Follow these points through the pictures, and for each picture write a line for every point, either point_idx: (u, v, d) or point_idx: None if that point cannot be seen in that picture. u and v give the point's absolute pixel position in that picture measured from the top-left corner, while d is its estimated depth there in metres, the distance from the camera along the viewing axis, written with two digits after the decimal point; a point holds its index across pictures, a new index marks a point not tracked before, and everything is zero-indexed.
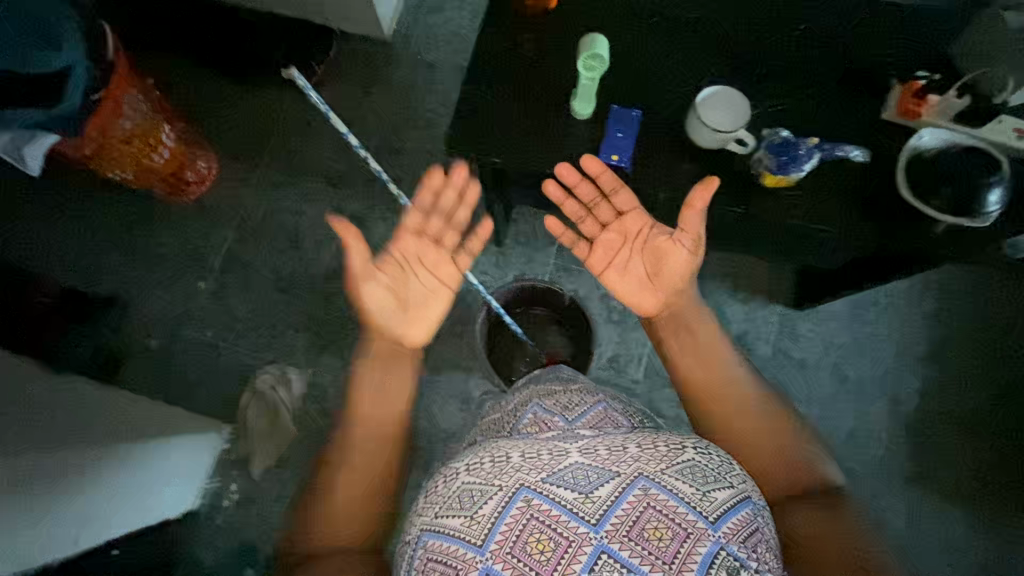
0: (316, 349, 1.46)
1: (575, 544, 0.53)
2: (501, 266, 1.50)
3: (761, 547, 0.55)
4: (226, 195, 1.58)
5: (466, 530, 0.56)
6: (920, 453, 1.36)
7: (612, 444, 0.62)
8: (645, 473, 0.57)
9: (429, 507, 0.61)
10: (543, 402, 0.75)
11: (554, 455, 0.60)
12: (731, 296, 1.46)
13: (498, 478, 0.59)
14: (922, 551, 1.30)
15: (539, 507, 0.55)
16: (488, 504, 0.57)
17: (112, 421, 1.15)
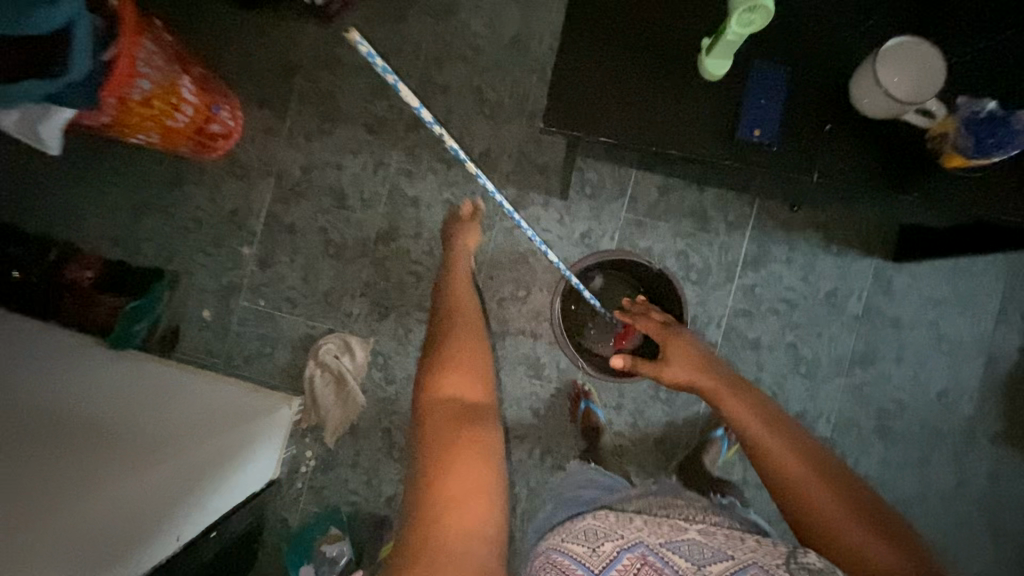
0: (376, 316, 1.40)
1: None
2: (566, 221, 1.37)
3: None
4: (258, 148, 1.43)
5: (587, 559, 0.67)
6: (1014, 411, 1.30)
7: (731, 534, 0.71)
8: (759, 564, 0.66)
9: (557, 533, 0.73)
10: (676, 500, 0.81)
11: (674, 528, 0.71)
12: (822, 249, 1.33)
13: (620, 529, 0.70)
14: (1002, 506, 1.29)
15: (654, 566, 0.66)
16: (608, 543, 0.68)
17: (190, 413, 1.14)
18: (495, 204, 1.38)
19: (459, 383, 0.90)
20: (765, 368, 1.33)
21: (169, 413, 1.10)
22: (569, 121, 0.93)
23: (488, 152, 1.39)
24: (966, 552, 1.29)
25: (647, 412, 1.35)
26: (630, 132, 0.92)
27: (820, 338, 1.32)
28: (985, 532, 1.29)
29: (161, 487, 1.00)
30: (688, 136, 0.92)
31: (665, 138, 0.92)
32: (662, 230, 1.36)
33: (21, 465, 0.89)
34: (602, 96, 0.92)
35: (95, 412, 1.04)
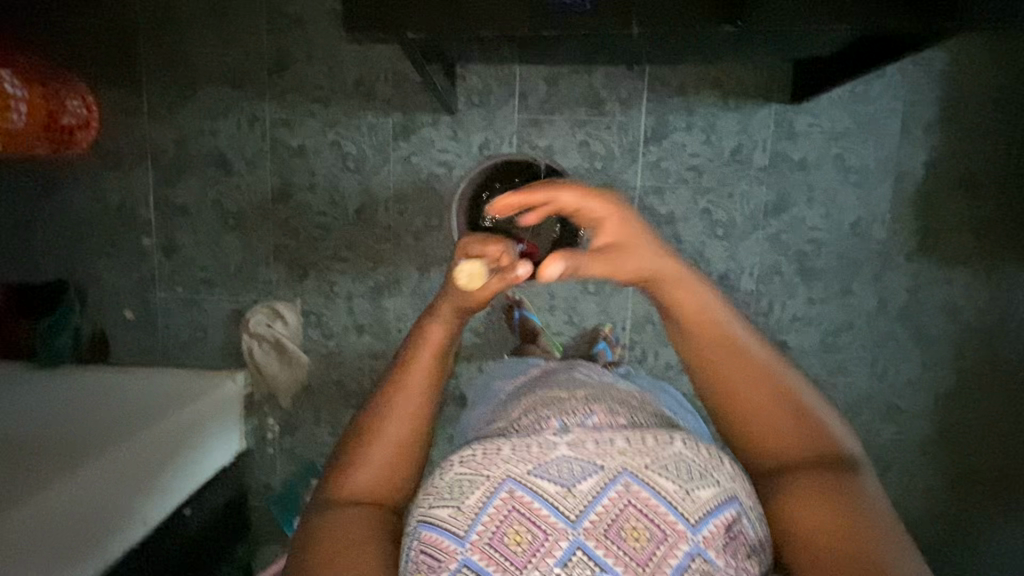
0: (296, 277, 1.38)
1: (553, 538, 0.54)
2: (461, 136, 1.32)
3: (739, 552, 0.56)
4: (122, 133, 1.33)
5: (452, 522, 0.56)
6: (925, 225, 1.33)
7: (600, 437, 0.62)
8: (629, 468, 0.58)
9: (422, 497, 0.60)
10: (549, 406, 0.74)
11: (543, 447, 0.60)
12: (721, 106, 1.29)
13: (486, 467, 0.59)
14: (923, 314, 1.36)
15: (522, 500, 0.56)
16: (474, 494, 0.57)
17: (145, 409, 1.23)
18: (384, 135, 1.32)
19: (416, 417, 0.64)
20: (683, 239, 1.34)
21: (122, 412, 1.21)
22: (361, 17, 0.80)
23: (362, 81, 1.30)
24: (896, 364, 1.37)
25: (581, 306, 1.38)
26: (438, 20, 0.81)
27: (732, 198, 1.33)
28: (910, 341, 1.36)
29: (119, 466, 1.06)
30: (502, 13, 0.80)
31: (478, 18, 0.81)
32: (558, 124, 1.31)
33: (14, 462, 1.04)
34: None
35: (58, 424, 1.15)
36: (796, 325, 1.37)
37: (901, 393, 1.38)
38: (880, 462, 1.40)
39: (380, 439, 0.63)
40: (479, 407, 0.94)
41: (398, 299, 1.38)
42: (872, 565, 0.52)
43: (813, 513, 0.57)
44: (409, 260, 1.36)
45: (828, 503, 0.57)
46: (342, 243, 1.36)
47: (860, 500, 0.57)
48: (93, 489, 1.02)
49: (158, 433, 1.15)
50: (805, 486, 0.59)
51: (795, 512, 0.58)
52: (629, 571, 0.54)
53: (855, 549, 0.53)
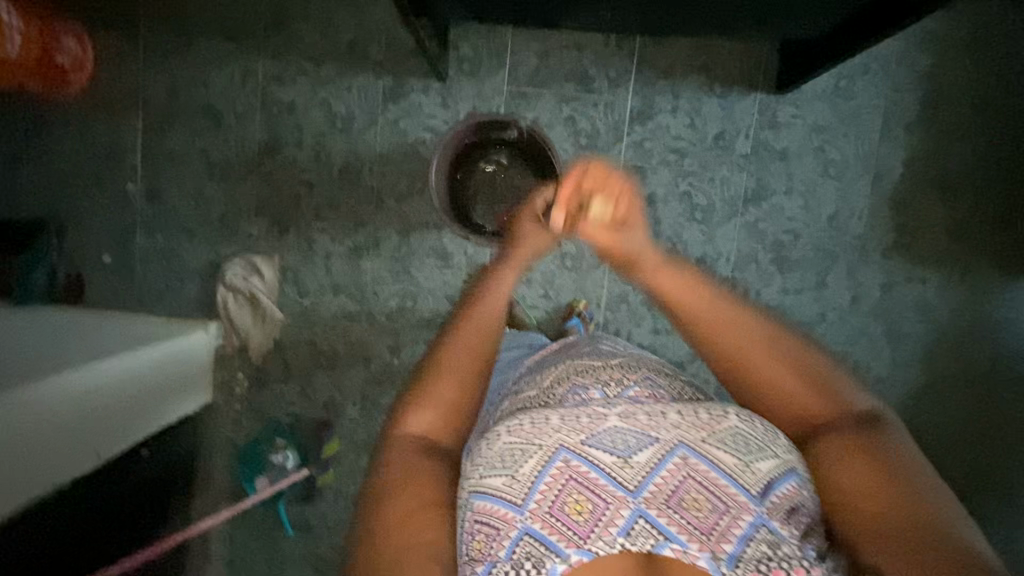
0: (276, 232, 1.38)
1: (613, 507, 0.59)
2: (449, 104, 1.33)
3: (798, 519, 0.60)
4: (116, 77, 1.35)
5: (506, 490, 0.61)
6: (901, 223, 1.34)
7: (649, 412, 0.68)
8: (685, 441, 0.63)
9: (471, 469, 0.64)
10: (580, 376, 0.78)
11: (593, 418, 0.66)
12: (706, 91, 1.32)
13: (538, 438, 0.64)
14: (896, 313, 1.36)
15: (578, 468, 0.61)
16: (529, 463, 0.62)
17: (115, 344, 1.24)
18: (373, 97, 1.33)
19: (479, 335, 0.70)
20: (663, 221, 1.35)
21: (92, 344, 1.22)
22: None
23: (356, 43, 1.32)
24: (867, 361, 1.38)
25: (558, 281, 1.38)
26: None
27: (713, 183, 1.34)
28: (882, 339, 1.37)
29: (85, 387, 1.08)
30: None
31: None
32: (546, 98, 1.33)
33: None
34: None
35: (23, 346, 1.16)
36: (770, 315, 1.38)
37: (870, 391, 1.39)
38: None
39: (435, 397, 0.67)
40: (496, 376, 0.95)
41: (376, 262, 1.38)
42: (916, 517, 0.57)
43: (850, 478, 0.62)
44: (390, 223, 1.37)
45: (865, 465, 0.62)
46: (324, 202, 1.37)
47: (890, 453, 0.62)
48: (59, 399, 1.03)
49: (127, 365, 1.17)
50: (841, 448, 0.64)
51: (838, 476, 0.63)
52: (695, 539, 0.57)
53: (896, 503, 0.59)
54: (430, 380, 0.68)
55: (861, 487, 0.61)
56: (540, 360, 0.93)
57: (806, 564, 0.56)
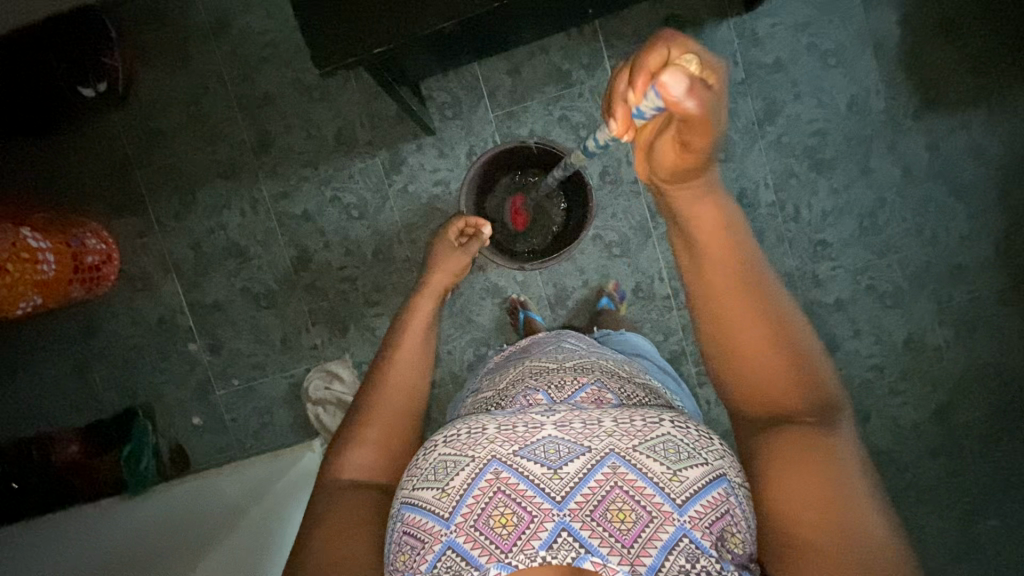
0: (338, 333, 1.41)
1: (537, 519, 0.55)
2: (448, 151, 1.35)
3: (727, 532, 0.55)
4: (142, 254, 1.40)
5: (436, 503, 0.57)
6: (920, 81, 1.30)
7: (587, 417, 0.62)
8: (616, 450, 0.57)
9: (407, 477, 0.61)
10: (535, 377, 0.74)
11: (530, 426, 0.61)
12: (681, 37, 1.31)
13: (471, 448, 0.59)
14: (953, 166, 1.32)
15: (507, 480, 0.57)
16: (459, 475, 0.58)
17: (252, 489, 1.27)
18: (377, 174, 1.36)
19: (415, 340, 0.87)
20: None
21: (231, 498, 1.25)
22: (331, 53, 0.84)
23: (341, 132, 1.35)
24: (943, 224, 1.33)
25: (613, 271, 1.37)
26: (406, 27, 0.83)
27: (722, 119, 1.33)
28: (948, 197, 1.33)
29: (255, 537, 1.10)
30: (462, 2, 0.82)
31: (439, 9, 0.82)
32: (533, 108, 1.34)
33: (157, 553, 1.06)
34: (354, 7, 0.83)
35: (173, 522, 1.18)
36: (830, 220, 1.34)
37: (958, 251, 1.34)
38: (963, 326, 1.35)
39: (373, 415, 0.74)
40: (467, 387, 0.94)
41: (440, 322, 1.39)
42: (856, 542, 0.47)
43: (795, 498, 0.50)
44: None
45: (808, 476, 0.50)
46: (371, 288, 1.39)
47: (840, 457, 0.51)
48: (242, 554, 1.05)
49: (272, 506, 1.19)
50: (786, 442, 0.53)
51: (777, 480, 0.52)
52: (616, 552, 0.54)
53: (839, 524, 0.48)
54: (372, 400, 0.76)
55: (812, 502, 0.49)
56: (503, 362, 0.91)
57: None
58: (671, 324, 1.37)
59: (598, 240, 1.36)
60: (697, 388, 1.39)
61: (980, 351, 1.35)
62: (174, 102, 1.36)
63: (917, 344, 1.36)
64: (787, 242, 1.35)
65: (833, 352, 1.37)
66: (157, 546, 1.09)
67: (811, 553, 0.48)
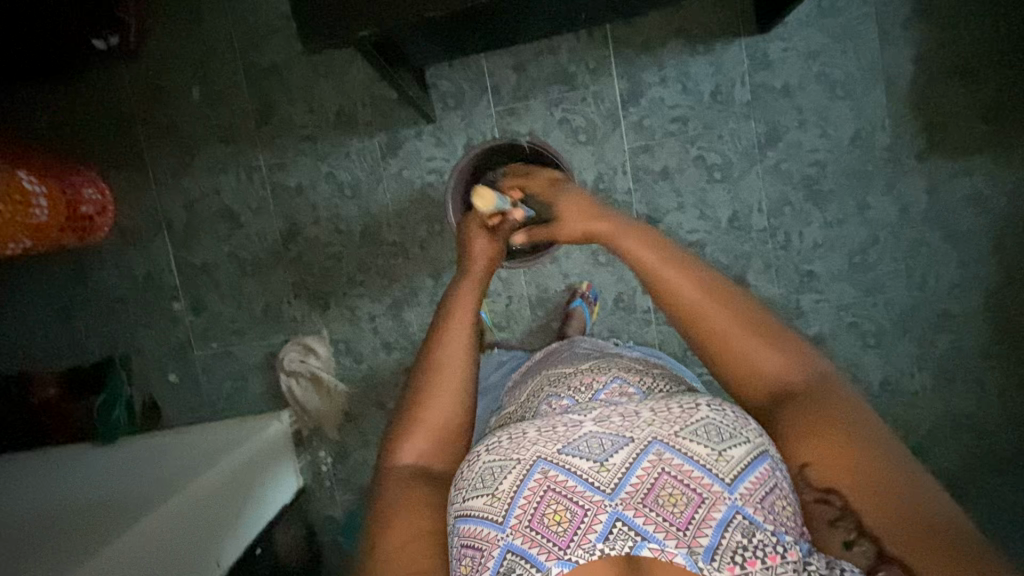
0: (318, 309, 1.42)
1: (590, 513, 0.57)
2: (445, 141, 1.35)
3: (777, 504, 0.57)
4: (137, 208, 1.43)
5: (489, 509, 0.59)
6: (928, 122, 1.28)
7: (624, 412, 0.64)
8: (659, 437, 0.59)
9: (457, 492, 0.63)
10: (554, 384, 0.76)
11: (570, 427, 0.63)
12: (690, 52, 1.30)
13: (516, 451, 0.61)
14: (950, 213, 1.30)
15: (556, 478, 0.59)
16: (509, 478, 0.60)
17: (208, 454, 1.28)
18: (373, 157, 1.37)
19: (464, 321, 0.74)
20: (683, 191, 1.33)
21: (187, 460, 1.27)
22: (318, 28, 0.85)
23: (342, 111, 1.36)
24: (934, 270, 1.32)
25: (597, 278, 1.37)
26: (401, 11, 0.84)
27: (723, 139, 1.32)
28: (943, 243, 1.31)
29: (196, 497, 1.11)
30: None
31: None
32: (535, 107, 1.34)
33: (101, 512, 1.09)
34: None
35: (127, 479, 1.20)
36: (820, 253, 1.33)
37: (946, 298, 1.32)
38: (942, 374, 1.34)
39: (433, 395, 0.70)
40: (481, 402, 0.97)
41: (419, 311, 1.40)
42: (900, 495, 0.53)
43: (822, 462, 0.57)
44: (422, 268, 1.39)
45: (829, 451, 0.57)
46: (355, 268, 1.40)
47: (860, 430, 0.58)
48: (180, 514, 1.06)
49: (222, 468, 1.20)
50: (803, 418, 0.60)
51: (802, 450, 0.59)
52: (672, 536, 0.56)
53: (878, 480, 0.54)
54: (428, 380, 0.71)
55: (835, 467, 0.56)
56: (525, 374, 0.91)
57: (781, 550, 0.55)
58: (648, 339, 1.37)
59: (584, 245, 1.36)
60: None
61: (956, 401, 1.34)
62: (182, 62, 1.38)
63: (893, 387, 1.35)
64: (774, 270, 1.34)
65: None
66: (104, 502, 1.12)
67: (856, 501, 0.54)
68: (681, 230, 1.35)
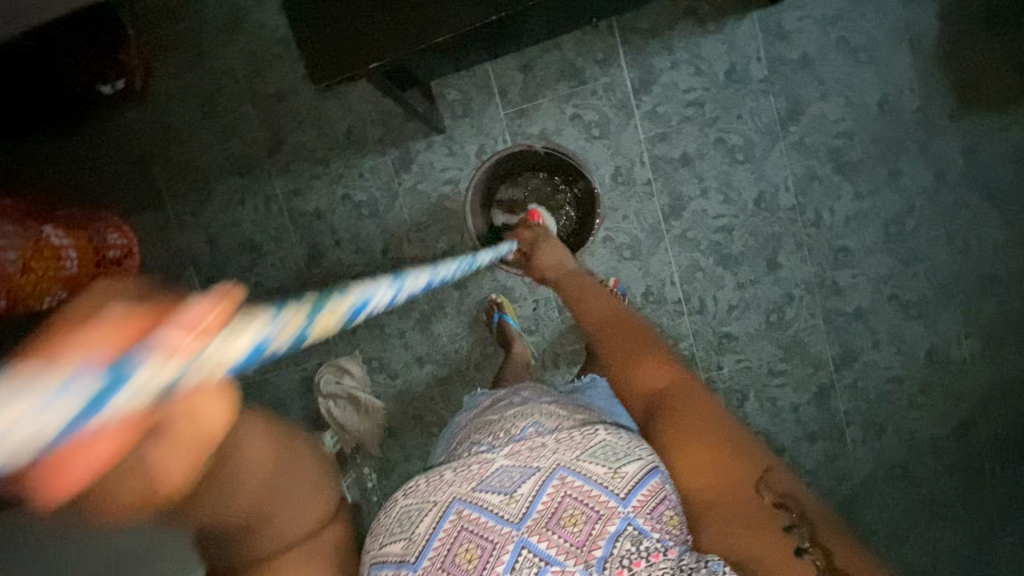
0: (348, 329, 1.43)
1: (500, 544, 0.63)
2: (456, 150, 1.33)
3: (667, 514, 0.62)
4: (161, 247, 1.44)
5: (406, 552, 0.66)
6: (958, 79, 1.22)
7: (533, 444, 0.70)
8: (562, 463, 0.66)
9: (374, 541, 0.70)
10: (479, 432, 0.78)
11: (483, 463, 0.70)
12: (701, 31, 1.25)
13: (433, 495, 0.69)
14: (989, 171, 1.24)
15: (469, 517, 0.65)
16: (426, 520, 0.67)
17: None
18: (386, 173, 1.36)
19: None
20: (704, 177, 1.30)
21: None
22: (329, 68, 0.86)
23: (351, 130, 1.35)
24: (975, 232, 1.26)
25: (623, 273, 1.35)
26: (407, 40, 0.84)
27: (742, 118, 1.27)
28: (982, 204, 1.25)
29: None
30: (464, 15, 0.83)
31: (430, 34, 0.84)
32: (545, 106, 1.31)
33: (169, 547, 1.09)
34: (347, 35, 0.85)
35: None
36: (852, 226, 1.29)
37: (990, 260, 1.27)
38: (991, 339, 1.29)
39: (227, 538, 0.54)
40: (436, 448, 0.91)
41: (448, 322, 1.40)
42: (747, 482, 0.57)
43: (690, 464, 0.60)
44: (447, 280, 1.38)
45: (694, 450, 0.60)
46: (380, 286, 1.40)
47: (719, 425, 0.61)
48: None
49: None
50: (672, 423, 0.64)
51: (682, 460, 0.61)
52: (571, 555, 0.62)
53: (731, 467, 0.58)
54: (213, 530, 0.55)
55: (706, 473, 0.59)
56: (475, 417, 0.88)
57: (661, 548, 0.60)
58: (681, 330, 1.35)
59: (608, 242, 1.34)
60: None
61: (1007, 365, 1.29)
62: (189, 97, 1.38)
63: (940, 357, 1.31)
64: (806, 248, 1.30)
65: (850, 362, 1.33)
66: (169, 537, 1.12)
67: (721, 504, 0.57)
68: (706, 216, 1.31)
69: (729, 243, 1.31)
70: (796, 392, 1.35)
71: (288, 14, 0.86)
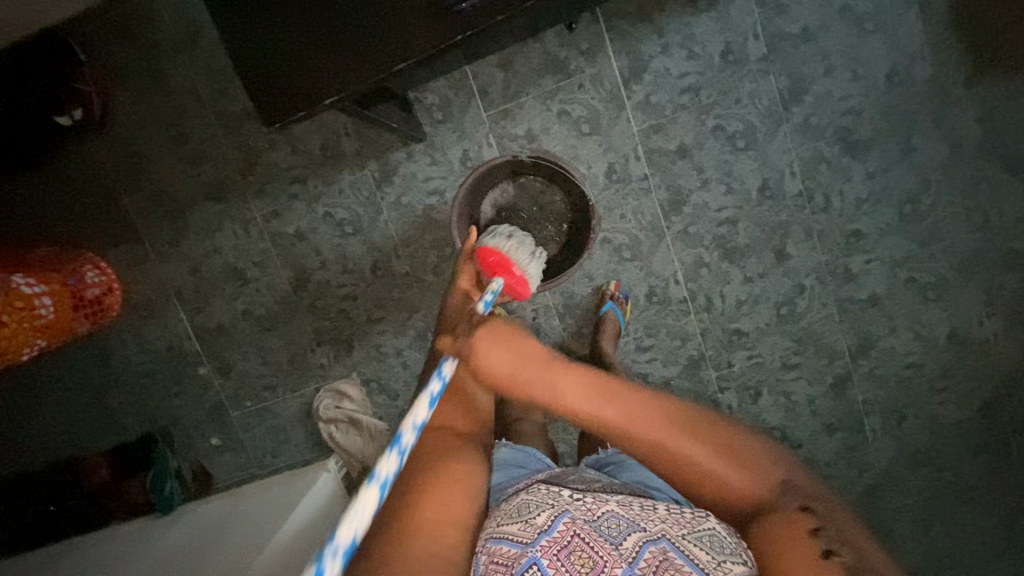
0: (344, 352, 1.38)
1: (608, 564, 0.56)
2: (440, 158, 1.26)
3: None
4: (142, 281, 1.39)
5: (519, 533, 0.60)
6: (973, 42, 1.13)
7: (644, 503, 0.66)
8: (666, 535, 0.60)
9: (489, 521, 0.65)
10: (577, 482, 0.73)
11: (596, 502, 0.64)
12: (692, 12, 1.16)
13: (551, 498, 0.64)
14: (1010, 139, 1.15)
15: (583, 526, 0.60)
16: (540, 515, 0.61)
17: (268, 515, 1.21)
18: (367, 187, 1.28)
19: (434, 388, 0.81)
20: (705, 167, 1.22)
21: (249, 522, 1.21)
22: (281, 109, 0.86)
23: (327, 145, 1.28)
24: (996, 205, 1.18)
25: (625, 275, 1.28)
26: (356, 73, 0.84)
27: (742, 102, 1.19)
28: (1002, 175, 1.17)
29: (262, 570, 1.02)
30: (411, 40, 0.81)
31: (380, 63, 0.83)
32: (529, 105, 1.22)
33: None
34: (298, 76, 0.85)
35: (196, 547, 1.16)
36: (864, 209, 1.21)
37: (1013, 235, 1.19)
38: (1015, 317, 1.22)
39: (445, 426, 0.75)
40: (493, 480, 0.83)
41: None
42: None
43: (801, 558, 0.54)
44: (441, 294, 1.31)
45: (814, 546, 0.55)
46: (372, 305, 1.34)
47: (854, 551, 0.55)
48: None
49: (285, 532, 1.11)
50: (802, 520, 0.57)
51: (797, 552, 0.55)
52: None
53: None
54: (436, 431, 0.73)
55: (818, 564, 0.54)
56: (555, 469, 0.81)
57: None
58: (689, 329, 1.29)
59: (606, 243, 1.27)
60: (718, 393, 1.32)
61: None
62: (153, 122, 1.30)
63: (962, 339, 1.24)
64: (816, 235, 1.23)
65: (866, 350, 1.27)
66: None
67: None
68: (709, 209, 1.24)
69: (734, 236, 1.24)
70: (812, 384, 1.30)
71: (233, 59, 0.86)
